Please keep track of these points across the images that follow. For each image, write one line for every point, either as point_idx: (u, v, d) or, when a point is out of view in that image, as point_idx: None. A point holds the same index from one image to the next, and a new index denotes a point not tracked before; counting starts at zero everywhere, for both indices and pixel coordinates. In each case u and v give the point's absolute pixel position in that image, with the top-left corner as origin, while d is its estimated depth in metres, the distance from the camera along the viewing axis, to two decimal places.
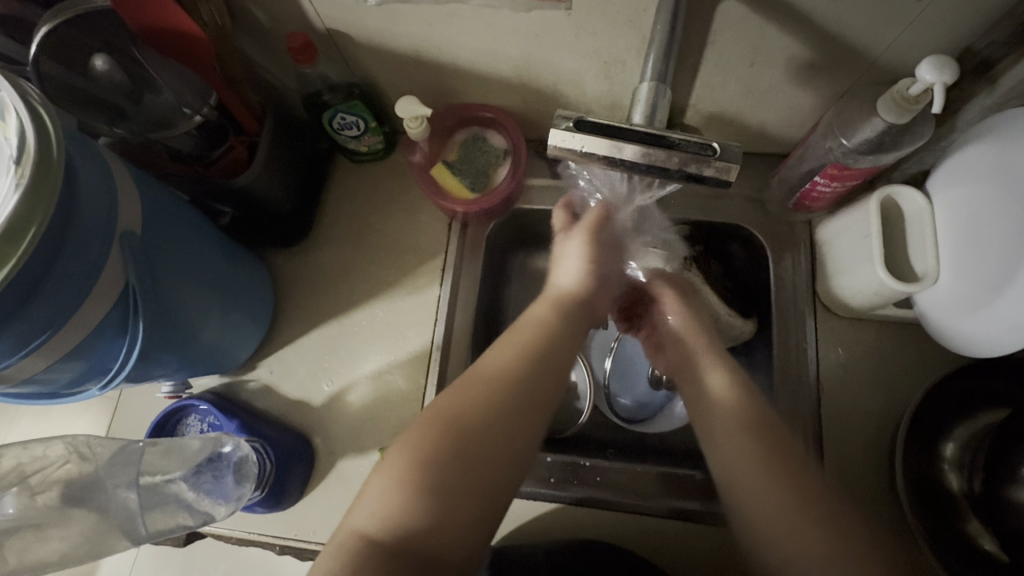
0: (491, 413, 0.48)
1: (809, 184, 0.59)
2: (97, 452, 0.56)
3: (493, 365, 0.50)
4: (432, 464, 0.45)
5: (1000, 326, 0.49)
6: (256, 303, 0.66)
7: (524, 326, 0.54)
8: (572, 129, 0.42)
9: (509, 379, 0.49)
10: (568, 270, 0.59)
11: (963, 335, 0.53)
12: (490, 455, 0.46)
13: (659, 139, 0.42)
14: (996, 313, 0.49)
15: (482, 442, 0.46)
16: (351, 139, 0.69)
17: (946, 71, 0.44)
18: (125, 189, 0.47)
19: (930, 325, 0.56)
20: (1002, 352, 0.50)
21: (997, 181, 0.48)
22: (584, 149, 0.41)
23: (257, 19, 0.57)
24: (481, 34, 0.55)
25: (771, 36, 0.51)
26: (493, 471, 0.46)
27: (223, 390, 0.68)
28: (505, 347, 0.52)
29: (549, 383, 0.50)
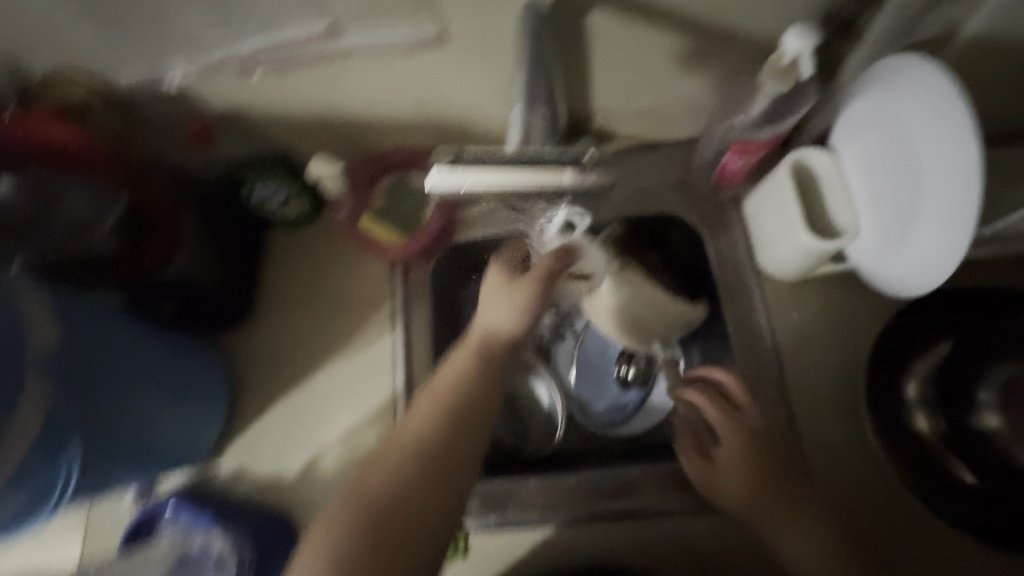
0: (421, 481, 0.48)
1: (722, 162, 0.60)
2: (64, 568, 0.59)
3: (416, 431, 0.51)
4: (350, 542, 0.46)
5: (945, 212, 0.46)
6: (210, 397, 0.65)
7: (437, 387, 0.53)
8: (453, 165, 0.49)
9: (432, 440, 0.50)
10: (503, 313, 0.55)
11: (943, 241, 0.47)
12: (437, 483, 0.49)
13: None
14: (928, 208, 0.48)
15: (403, 507, 0.47)
16: (277, 209, 0.66)
17: (809, 36, 0.48)
18: (40, 316, 0.47)
19: (919, 254, 0.50)
20: (934, 285, 0.49)
21: (851, 128, 0.55)
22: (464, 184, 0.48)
23: (153, 113, 0.58)
24: (375, 86, 0.56)
25: (646, 33, 0.53)
26: (433, 516, 0.48)
27: (193, 485, 0.66)
28: (427, 418, 0.51)
29: (473, 410, 0.52)
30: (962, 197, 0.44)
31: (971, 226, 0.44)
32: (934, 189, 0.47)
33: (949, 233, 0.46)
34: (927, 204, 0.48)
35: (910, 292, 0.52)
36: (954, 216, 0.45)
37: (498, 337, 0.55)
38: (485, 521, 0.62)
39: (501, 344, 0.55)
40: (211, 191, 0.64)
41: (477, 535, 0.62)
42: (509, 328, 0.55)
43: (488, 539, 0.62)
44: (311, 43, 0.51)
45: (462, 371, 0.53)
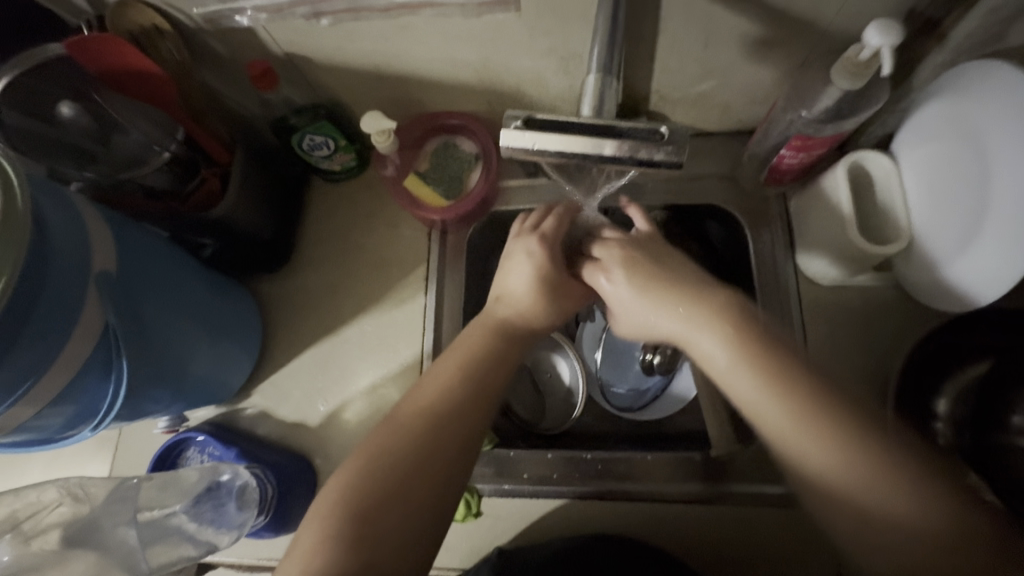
0: (443, 434, 0.48)
1: (776, 158, 0.59)
2: (92, 493, 0.54)
3: (440, 393, 0.50)
4: (371, 490, 0.45)
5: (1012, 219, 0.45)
6: (244, 337, 0.67)
7: (458, 351, 0.53)
8: (521, 128, 0.41)
9: (456, 394, 0.50)
10: (519, 283, 0.58)
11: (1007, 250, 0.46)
12: (455, 432, 0.48)
13: (607, 129, 0.41)
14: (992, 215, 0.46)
15: (426, 461, 0.46)
16: (323, 160, 0.68)
17: (892, 33, 0.44)
18: (102, 235, 0.48)
19: (978, 262, 0.48)
20: (999, 293, 0.48)
21: (912, 135, 0.54)
22: (536, 148, 0.40)
23: (215, 51, 0.59)
24: (437, 44, 0.56)
25: (719, 16, 0.52)
26: (454, 472, 0.47)
27: (221, 420, 0.68)
28: (453, 380, 0.51)
29: (499, 370, 0.52)
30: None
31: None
32: (1004, 199, 0.45)
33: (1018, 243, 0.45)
34: (993, 214, 0.46)
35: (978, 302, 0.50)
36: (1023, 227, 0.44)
37: (515, 316, 0.57)
38: (497, 485, 0.63)
39: (522, 324, 0.57)
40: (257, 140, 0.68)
41: (491, 499, 0.64)
42: (525, 305, 0.57)
43: (500, 503, 0.63)
44: None
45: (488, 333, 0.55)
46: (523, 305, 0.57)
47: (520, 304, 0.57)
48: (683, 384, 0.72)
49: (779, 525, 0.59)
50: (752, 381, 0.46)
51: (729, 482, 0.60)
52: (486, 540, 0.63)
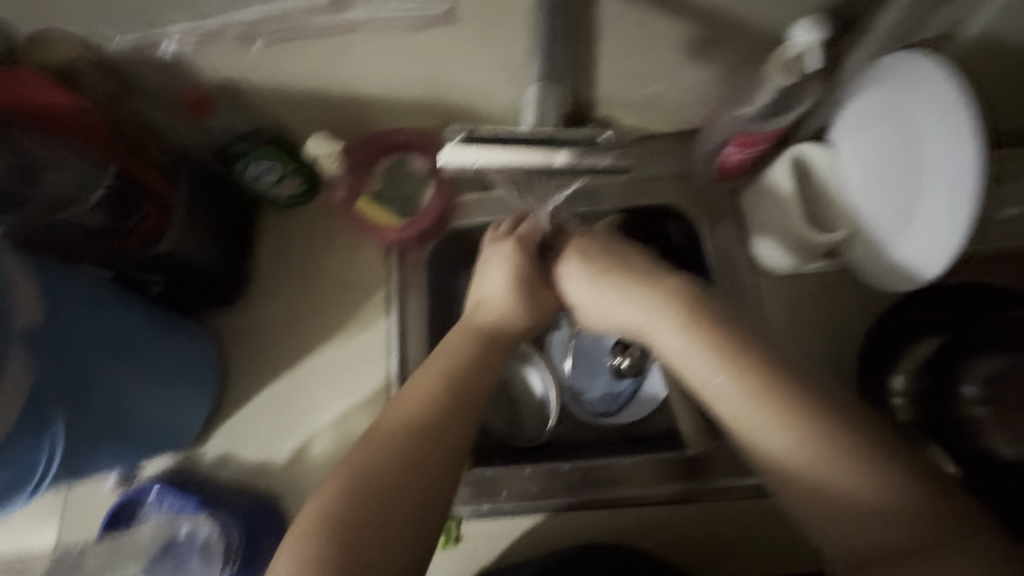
0: (423, 453, 0.45)
1: (723, 155, 0.61)
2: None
3: (419, 411, 0.47)
4: (348, 517, 0.42)
5: (952, 176, 0.46)
6: (201, 376, 0.63)
7: (438, 365, 0.50)
8: (465, 142, 0.43)
9: (430, 413, 0.47)
10: (495, 287, 0.56)
11: (953, 207, 0.46)
12: (432, 453, 0.45)
13: (545, 140, 0.44)
14: (935, 178, 0.48)
15: (405, 484, 0.44)
16: (271, 186, 0.65)
17: (820, 30, 0.48)
18: (27, 283, 0.45)
19: (930, 228, 0.49)
20: (946, 260, 0.48)
21: (846, 124, 0.57)
22: (481, 162, 0.42)
23: (145, 81, 0.56)
24: (380, 61, 0.55)
25: (656, 20, 0.53)
26: (434, 492, 0.44)
27: (179, 469, 0.64)
28: (432, 395, 0.48)
29: (481, 384, 0.50)
30: (957, 185, 0.46)
31: (967, 214, 0.45)
32: (941, 162, 0.47)
33: (944, 221, 0.47)
34: (936, 177, 0.48)
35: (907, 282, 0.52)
36: (949, 206, 0.47)
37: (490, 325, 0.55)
38: (478, 507, 0.62)
39: (501, 329, 0.55)
40: (200, 165, 0.63)
41: (474, 521, 0.62)
42: (503, 311, 0.55)
43: (483, 525, 0.62)
44: (316, 16, 0.49)
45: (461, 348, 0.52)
46: (497, 312, 0.56)
47: (494, 311, 0.56)
48: (654, 384, 0.72)
49: (759, 518, 0.59)
50: (716, 368, 0.45)
51: (708, 480, 0.61)
52: (470, 564, 0.61)
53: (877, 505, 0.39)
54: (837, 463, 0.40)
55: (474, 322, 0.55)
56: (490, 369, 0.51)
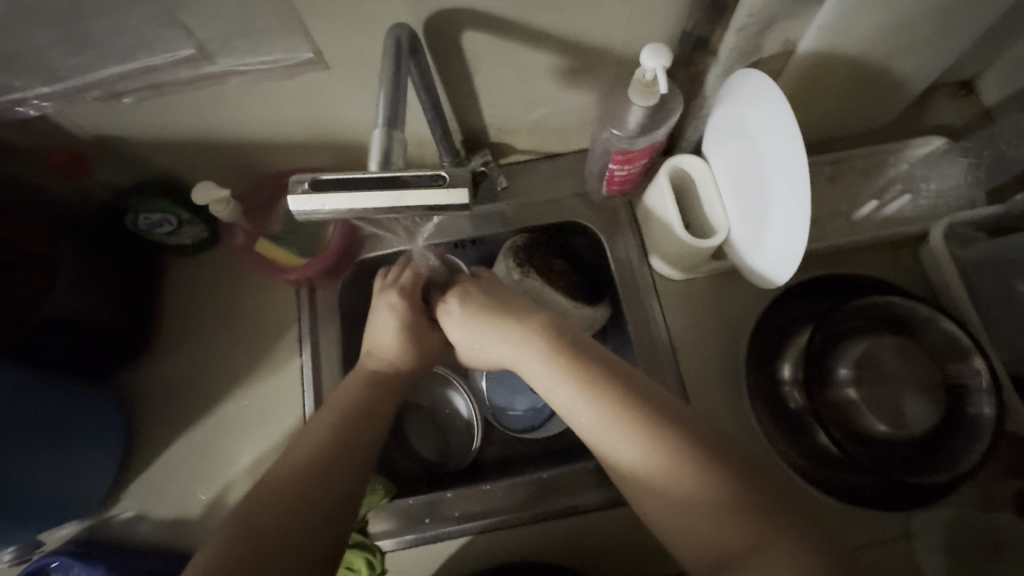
0: (313, 484, 0.45)
1: (608, 171, 0.64)
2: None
3: (313, 447, 0.47)
4: (232, 554, 0.41)
5: (785, 177, 0.49)
6: (105, 437, 0.62)
7: (334, 404, 0.51)
8: (308, 191, 0.39)
9: (318, 454, 0.47)
10: (386, 337, 0.57)
11: (791, 205, 0.49)
12: (319, 494, 0.45)
13: (389, 181, 0.40)
14: (775, 180, 0.51)
15: (293, 515, 0.43)
16: (169, 236, 0.65)
17: (664, 55, 0.50)
18: None
19: (778, 227, 0.51)
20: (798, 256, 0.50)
21: (712, 137, 0.60)
22: (327, 209, 0.40)
23: (14, 143, 0.55)
24: (259, 107, 0.56)
25: (522, 52, 0.56)
26: (319, 538, 0.43)
27: (88, 535, 0.62)
28: (326, 430, 0.49)
29: (373, 422, 0.51)
30: (796, 192, 0.48)
31: (807, 219, 0.47)
32: (777, 165, 0.50)
33: (790, 226, 0.50)
34: (776, 179, 0.51)
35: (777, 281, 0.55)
36: (792, 213, 0.49)
37: (388, 363, 0.56)
38: (401, 537, 0.62)
39: (392, 372, 0.56)
40: (87, 222, 0.63)
41: (400, 552, 0.62)
42: (393, 356, 0.56)
43: (409, 554, 0.62)
44: (181, 69, 0.50)
45: (358, 387, 0.53)
46: (390, 353, 0.57)
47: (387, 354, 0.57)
48: None
49: None
50: (574, 392, 0.48)
51: None
52: None
53: (706, 499, 0.44)
54: (675, 467, 0.44)
55: (371, 364, 0.56)
56: (385, 406, 0.53)
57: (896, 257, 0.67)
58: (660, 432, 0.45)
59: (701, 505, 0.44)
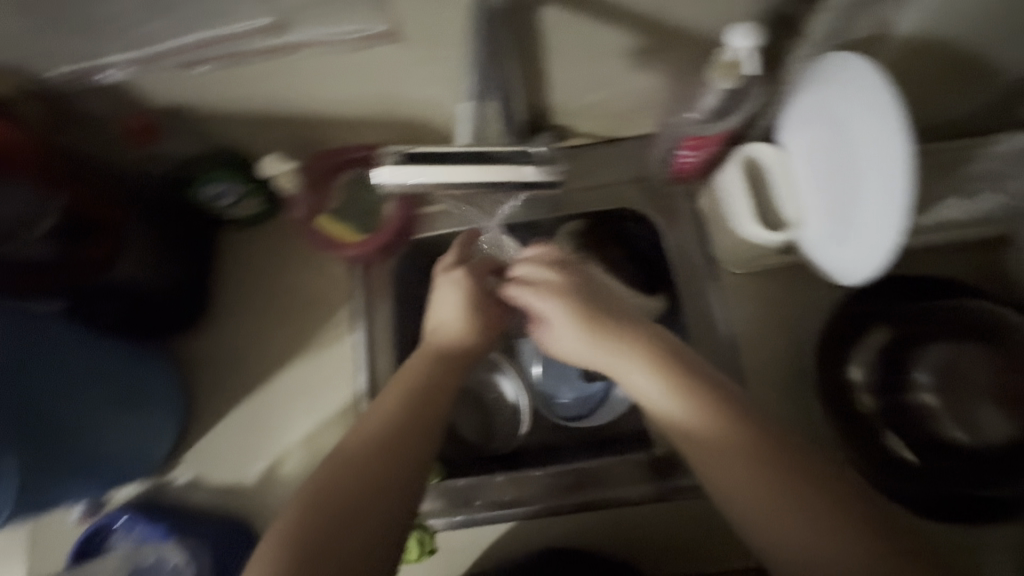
0: (381, 467, 0.45)
1: (676, 158, 0.62)
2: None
3: (379, 430, 0.47)
4: (308, 532, 0.42)
5: (885, 175, 0.46)
6: (164, 401, 0.63)
7: (396, 385, 0.50)
8: (400, 161, 0.41)
9: (387, 437, 0.46)
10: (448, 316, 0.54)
11: (887, 206, 0.47)
12: (385, 478, 0.45)
13: (476, 156, 0.42)
14: (871, 176, 0.48)
15: (362, 498, 0.44)
16: (229, 207, 0.65)
17: (751, 36, 0.49)
18: None
19: (869, 227, 0.49)
20: (886, 256, 0.48)
21: (795, 125, 0.57)
22: (418, 180, 0.40)
23: (89, 110, 0.55)
24: (328, 80, 0.55)
25: (598, 29, 0.53)
26: (388, 522, 0.44)
27: (147, 496, 0.64)
28: (390, 413, 0.48)
29: (441, 403, 0.49)
30: (893, 195, 0.46)
31: (901, 227, 0.46)
32: (875, 159, 0.47)
33: (880, 228, 0.48)
34: (871, 176, 0.48)
35: (849, 280, 0.53)
36: (886, 215, 0.47)
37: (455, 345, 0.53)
38: (450, 517, 0.62)
39: (460, 352, 0.53)
40: (146, 189, 0.63)
41: (449, 532, 0.62)
42: (459, 336, 0.54)
43: (456, 534, 0.62)
44: (256, 38, 0.49)
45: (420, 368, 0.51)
46: (455, 334, 0.54)
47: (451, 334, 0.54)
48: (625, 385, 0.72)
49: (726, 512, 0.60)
50: (659, 383, 0.47)
51: (677, 479, 0.61)
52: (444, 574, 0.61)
53: (791, 505, 0.42)
54: (764, 475, 0.43)
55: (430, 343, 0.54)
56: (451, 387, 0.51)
57: (977, 258, 0.64)
58: (752, 441, 0.44)
59: (792, 514, 0.42)
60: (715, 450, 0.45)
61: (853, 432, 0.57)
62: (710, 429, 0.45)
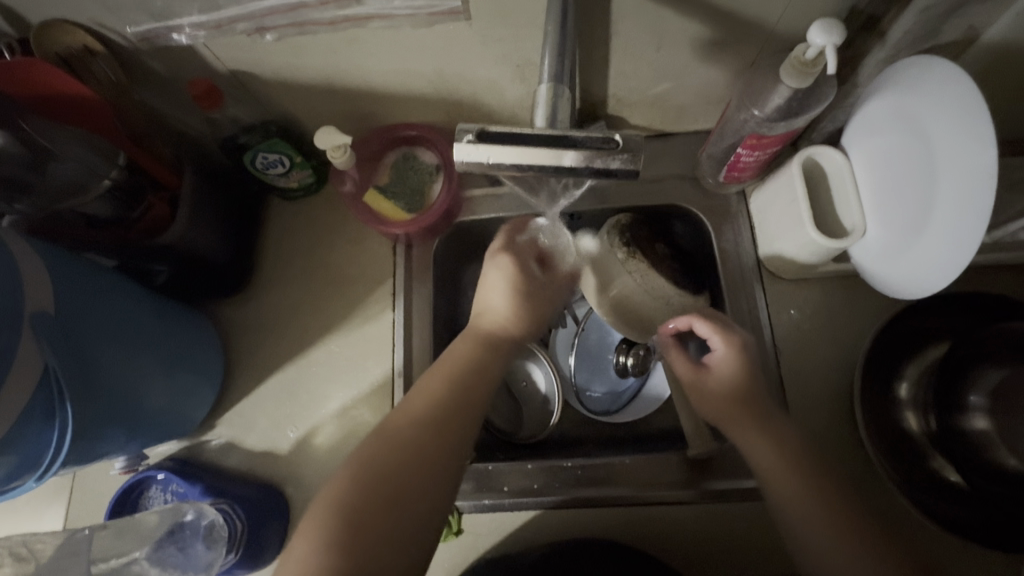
0: (426, 441, 0.47)
1: (734, 157, 0.60)
2: (37, 550, 0.52)
3: (425, 406, 0.49)
4: (355, 500, 0.43)
5: (962, 185, 0.45)
6: (205, 363, 0.64)
7: (441, 366, 0.52)
8: (474, 142, 0.41)
9: (438, 416, 0.48)
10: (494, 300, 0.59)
11: (961, 219, 0.45)
12: (433, 456, 0.46)
13: (560, 139, 0.41)
14: (946, 187, 0.47)
15: (407, 469, 0.45)
16: (279, 177, 0.66)
17: (834, 33, 0.45)
18: (35, 268, 0.45)
19: (941, 236, 0.48)
20: (959, 266, 0.46)
21: (862, 130, 0.55)
22: (491, 161, 0.40)
23: (156, 72, 0.56)
24: (390, 55, 0.55)
25: (668, 19, 0.52)
26: (432, 498, 0.45)
27: (184, 455, 0.65)
28: (437, 390, 0.50)
29: (484, 385, 0.52)
30: (969, 206, 0.44)
31: (978, 237, 0.44)
32: (950, 170, 0.46)
33: (953, 242, 0.46)
34: (946, 186, 0.47)
35: (919, 293, 0.52)
36: (961, 229, 0.45)
37: (498, 329, 0.57)
38: (478, 501, 0.62)
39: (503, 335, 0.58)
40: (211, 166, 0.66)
41: (475, 515, 0.62)
42: (504, 321, 0.58)
43: (482, 518, 0.62)
44: (325, 8, 0.49)
45: (470, 353, 0.54)
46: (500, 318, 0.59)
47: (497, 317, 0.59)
48: (658, 383, 0.72)
49: (756, 518, 0.59)
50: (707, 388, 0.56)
51: (709, 481, 0.61)
52: (469, 557, 0.62)
53: (807, 509, 0.49)
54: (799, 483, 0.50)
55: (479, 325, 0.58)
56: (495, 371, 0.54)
57: None
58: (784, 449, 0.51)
59: (811, 517, 0.49)
60: (747, 441, 0.53)
61: (895, 450, 0.57)
62: (741, 428, 0.54)
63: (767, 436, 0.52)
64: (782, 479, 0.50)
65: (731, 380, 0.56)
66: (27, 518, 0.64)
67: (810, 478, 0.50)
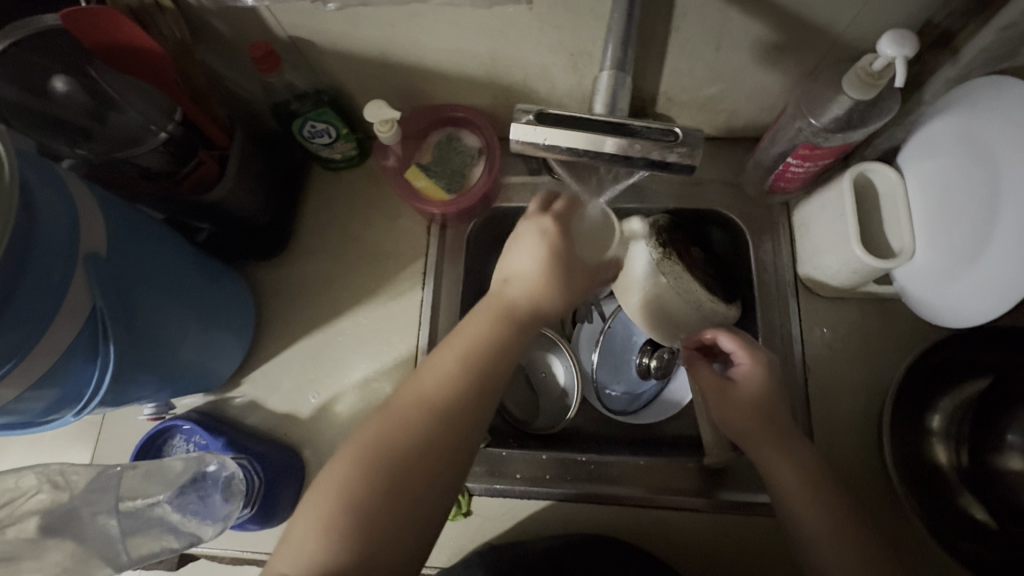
0: (444, 424, 0.44)
1: (782, 166, 0.59)
2: (72, 480, 0.54)
3: (431, 388, 0.45)
4: (363, 491, 0.42)
5: None
6: (238, 324, 0.66)
7: (454, 343, 0.47)
8: (532, 123, 0.41)
9: (451, 404, 0.44)
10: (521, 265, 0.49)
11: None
12: (443, 449, 0.43)
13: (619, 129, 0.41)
14: (1012, 218, 0.45)
15: (422, 458, 0.43)
16: (324, 147, 0.67)
17: (907, 45, 0.43)
18: (91, 213, 0.47)
19: (1006, 268, 0.46)
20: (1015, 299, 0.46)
21: (920, 151, 0.54)
22: (545, 142, 0.40)
23: (219, 32, 0.57)
24: (445, 32, 0.55)
25: (733, 18, 0.51)
26: (437, 494, 0.43)
27: (208, 409, 0.67)
28: (443, 366, 0.46)
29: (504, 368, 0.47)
30: None
31: None
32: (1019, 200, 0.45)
33: (1015, 270, 0.45)
34: (1011, 218, 0.46)
35: (962, 322, 0.51)
36: None
37: (515, 294, 0.49)
38: (489, 485, 0.62)
39: (530, 310, 0.49)
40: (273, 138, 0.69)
41: (483, 499, 0.63)
42: (532, 289, 0.49)
43: (490, 502, 0.63)
44: None
45: (489, 330, 0.47)
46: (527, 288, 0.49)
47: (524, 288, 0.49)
48: (679, 388, 0.71)
49: (766, 533, 0.59)
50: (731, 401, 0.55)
51: (721, 491, 0.60)
52: (475, 538, 0.62)
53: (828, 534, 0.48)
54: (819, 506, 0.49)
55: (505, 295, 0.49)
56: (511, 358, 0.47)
57: None
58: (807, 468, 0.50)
59: (828, 541, 0.48)
60: (767, 460, 0.51)
61: (919, 482, 0.56)
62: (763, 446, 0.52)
63: (788, 459, 0.51)
64: (807, 507, 0.49)
65: (753, 396, 0.54)
66: (58, 451, 0.67)
67: (827, 506, 0.49)
